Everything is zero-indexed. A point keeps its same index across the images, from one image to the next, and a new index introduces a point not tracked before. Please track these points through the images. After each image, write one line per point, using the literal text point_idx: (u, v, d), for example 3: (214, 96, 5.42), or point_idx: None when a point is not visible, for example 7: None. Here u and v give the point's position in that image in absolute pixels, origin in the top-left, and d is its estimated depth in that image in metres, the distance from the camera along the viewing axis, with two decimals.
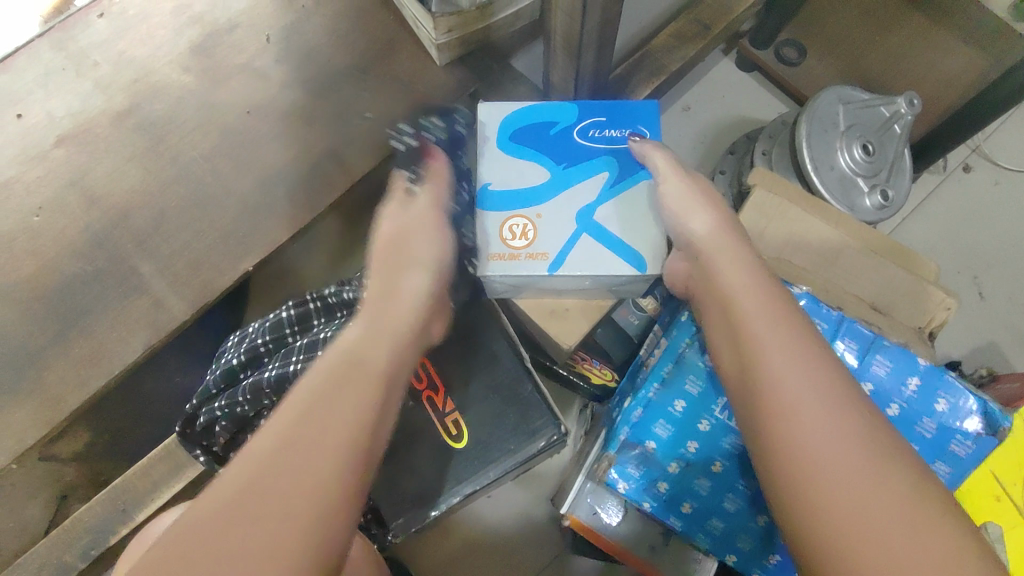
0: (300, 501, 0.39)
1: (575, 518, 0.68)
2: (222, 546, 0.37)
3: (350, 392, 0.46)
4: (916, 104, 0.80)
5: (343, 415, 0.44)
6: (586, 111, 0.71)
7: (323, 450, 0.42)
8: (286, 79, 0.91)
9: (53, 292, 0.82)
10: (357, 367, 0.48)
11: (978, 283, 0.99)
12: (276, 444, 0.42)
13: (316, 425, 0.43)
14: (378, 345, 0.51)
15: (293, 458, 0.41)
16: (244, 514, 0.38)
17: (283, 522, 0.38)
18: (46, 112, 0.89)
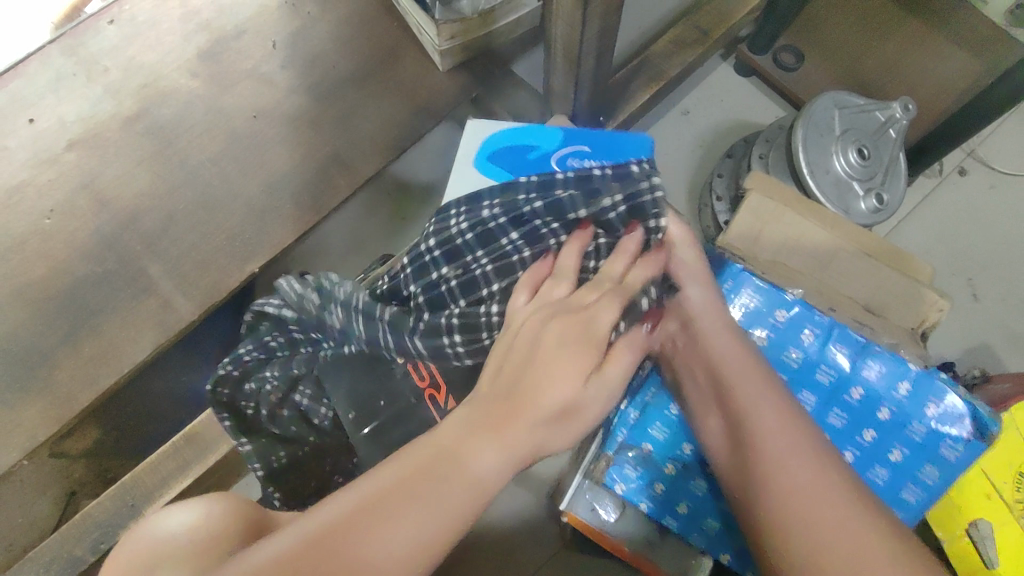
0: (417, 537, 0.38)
1: (573, 515, 0.68)
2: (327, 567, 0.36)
3: (414, 509, 0.38)
4: (912, 109, 0.84)
5: (449, 500, 0.39)
6: (570, 139, 0.71)
7: (417, 531, 0.38)
8: (292, 84, 0.93)
9: (64, 292, 0.84)
10: (449, 478, 0.40)
11: (972, 285, 1.00)
12: (392, 490, 0.39)
13: (350, 553, 0.37)
14: (489, 441, 0.41)
15: (389, 525, 0.38)
16: (368, 526, 0.38)
17: (400, 562, 0.37)
18: (57, 117, 0.91)
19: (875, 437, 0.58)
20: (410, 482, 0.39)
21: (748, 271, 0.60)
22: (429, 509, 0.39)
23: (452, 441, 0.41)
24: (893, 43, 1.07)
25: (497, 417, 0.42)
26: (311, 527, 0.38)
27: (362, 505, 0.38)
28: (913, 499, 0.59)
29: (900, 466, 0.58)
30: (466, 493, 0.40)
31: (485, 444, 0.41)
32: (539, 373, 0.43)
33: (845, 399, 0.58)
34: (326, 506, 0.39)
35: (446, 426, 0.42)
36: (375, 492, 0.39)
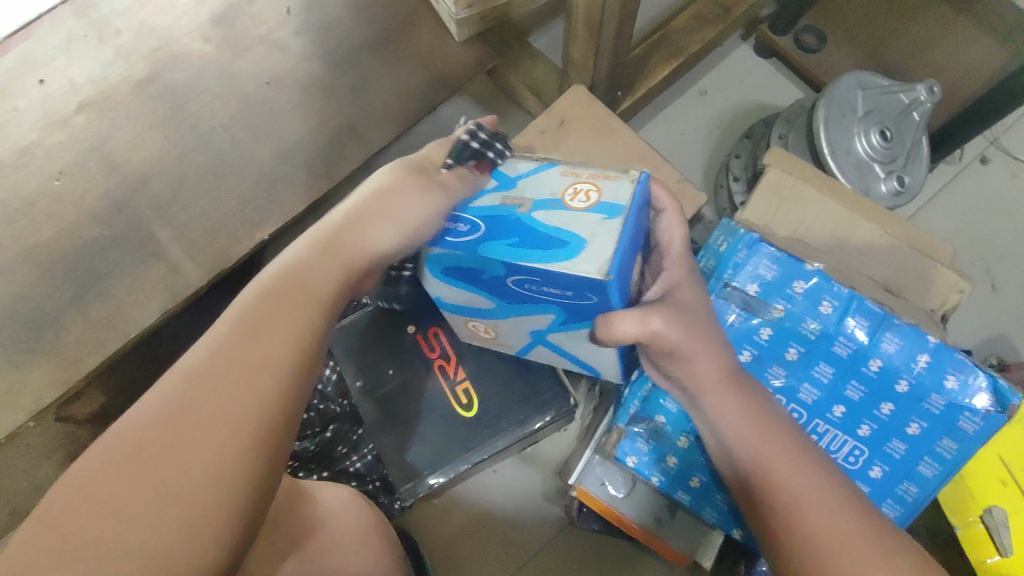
0: (212, 465, 0.37)
1: (582, 488, 0.68)
2: (111, 507, 0.35)
3: (273, 332, 0.43)
4: (938, 92, 0.81)
5: (262, 352, 0.42)
6: (510, 268, 0.46)
7: (237, 407, 0.39)
8: (305, 51, 0.92)
9: (73, 256, 0.84)
10: (285, 323, 0.43)
11: (991, 275, 0.99)
12: (194, 385, 0.39)
13: (165, 468, 0.37)
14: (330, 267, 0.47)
15: (195, 438, 0.37)
16: (144, 472, 0.36)
17: (199, 488, 0.37)
18: (68, 78, 0.90)
19: (892, 411, 0.57)
20: (237, 347, 0.41)
21: (765, 243, 0.59)
22: (268, 369, 0.41)
23: (286, 292, 0.45)
24: (918, 26, 1.05)
25: (337, 253, 0.48)
26: (162, 400, 0.39)
27: (216, 364, 0.40)
28: (930, 474, 0.57)
29: (917, 440, 0.57)
30: (297, 333, 0.44)
31: (329, 269, 0.47)
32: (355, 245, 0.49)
33: (863, 371, 0.57)
34: (151, 401, 0.39)
35: (251, 293, 0.45)
36: (223, 343, 0.41)
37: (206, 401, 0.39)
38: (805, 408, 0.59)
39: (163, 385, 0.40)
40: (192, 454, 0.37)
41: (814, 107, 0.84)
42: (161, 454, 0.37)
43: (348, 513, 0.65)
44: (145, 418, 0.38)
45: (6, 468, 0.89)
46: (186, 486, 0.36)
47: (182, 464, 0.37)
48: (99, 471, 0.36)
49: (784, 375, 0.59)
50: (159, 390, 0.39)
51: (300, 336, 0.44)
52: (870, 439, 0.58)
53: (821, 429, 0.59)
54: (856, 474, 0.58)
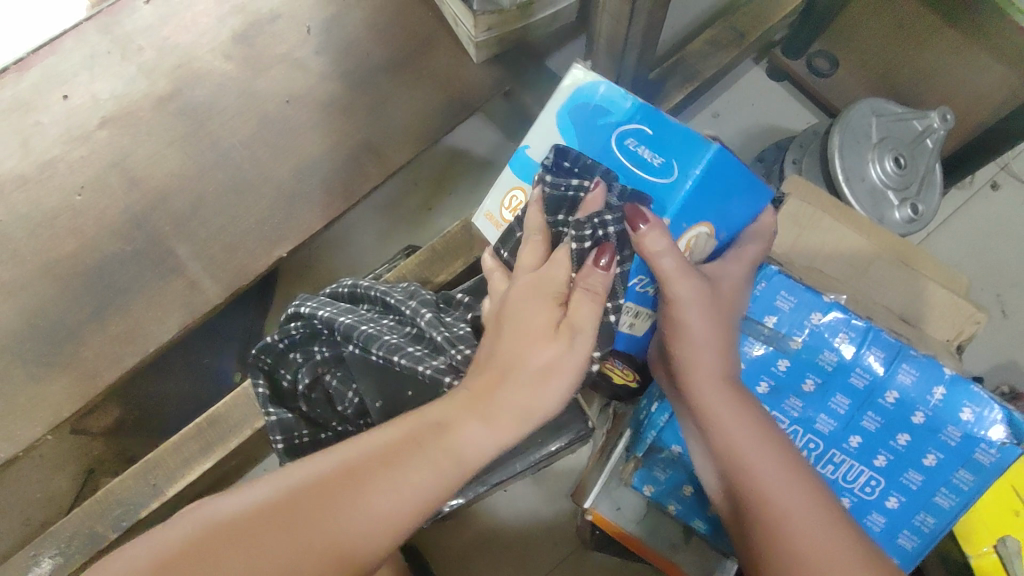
0: (327, 542, 0.41)
1: (597, 513, 0.68)
2: (230, 546, 0.40)
3: (423, 464, 0.44)
4: (951, 119, 0.83)
5: (420, 481, 0.43)
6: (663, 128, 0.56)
7: (377, 509, 0.42)
8: (325, 70, 0.93)
9: (93, 270, 0.84)
10: (437, 450, 0.44)
11: (1001, 301, 0.99)
12: (349, 482, 0.42)
13: (299, 533, 0.41)
14: (485, 426, 0.45)
15: (327, 513, 0.41)
16: (270, 532, 0.41)
17: (303, 560, 0.41)
18: (91, 94, 0.92)
19: (908, 442, 0.57)
20: (397, 449, 0.44)
21: (782, 274, 0.60)
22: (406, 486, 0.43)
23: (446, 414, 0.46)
24: (930, 52, 1.00)
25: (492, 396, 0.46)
26: (316, 472, 0.43)
27: (367, 464, 0.43)
28: (948, 504, 0.58)
29: (934, 472, 0.57)
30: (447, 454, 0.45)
31: (481, 423, 0.45)
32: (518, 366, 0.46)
33: (879, 403, 0.57)
34: (314, 468, 0.43)
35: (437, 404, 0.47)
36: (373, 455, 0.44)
37: (331, 480, 0.42)
38: (822, 438, 0.59)
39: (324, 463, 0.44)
40: (312, 539, 0.41)
41: (829, 134, 0.85)
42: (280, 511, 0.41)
43: None
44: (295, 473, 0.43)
45: (20, 480, 0.90)
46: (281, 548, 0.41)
47: (304, 543, 0.41)
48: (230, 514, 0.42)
49: (801, 407, 0.59)
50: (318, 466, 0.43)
51: (447, 465, 0.44)
52: (887, 469, 0.58)
53: (838, 458, 0.59)
54: (872, 503, 0.59)
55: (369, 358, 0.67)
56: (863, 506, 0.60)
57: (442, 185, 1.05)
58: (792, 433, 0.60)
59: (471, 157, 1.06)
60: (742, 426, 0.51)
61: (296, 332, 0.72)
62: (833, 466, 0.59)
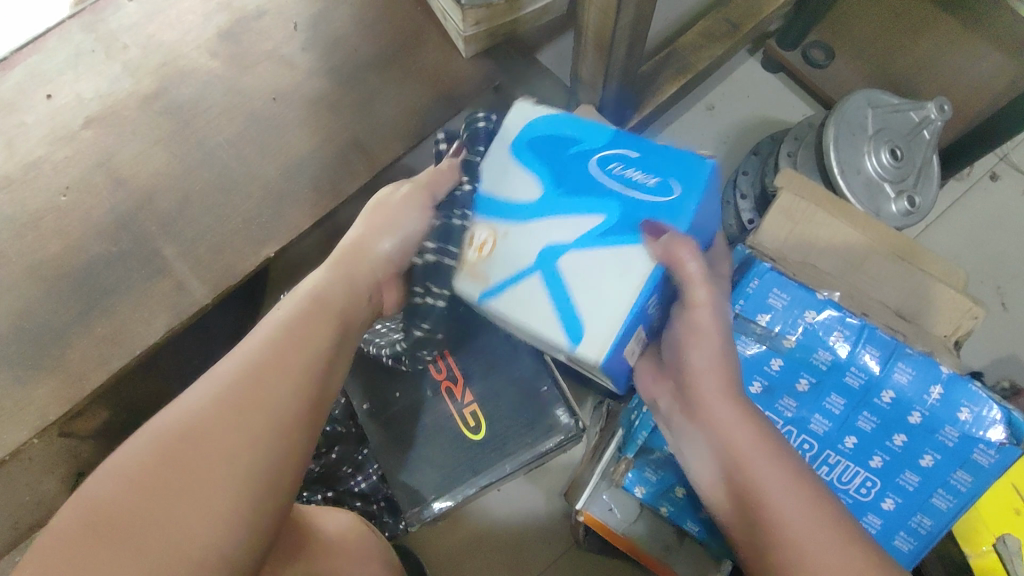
0: (241, 459, 0.45)
1: (589, 513, 0.68)
2: (144, 499, 0.43)
3: (293, 360, 0.51)
4: (948, 110, 0.81)
5: (298, 368, 0.51)
6: (622, 141, 0.61)
7: (272, 410, 0.48)
8: (312, 67, 0.92)
9: (79, 271, 0.83)
10: (299, 351, 0.52)
11: (1001, 294, 0.98)
12: (230, 391, 0.48)
13: (204, 455, 0.45)
14: (322, 326, 0.55)
15: (227, 430, 0.46)
16: (180, 469, 0.44)
17: (231, 470, 0.45)
18: (75, 93, 0.90)
19: (905, 442, 0.56)
20: (265, 358, 0.50)
21: (775, 272, 0.58)
22: (282, 380, 0.50)
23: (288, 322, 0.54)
24: (928, 41, 1.01)
25: (324, 312, 0.56)
26: (196, 404, 0.47)
27: (241, 377, 0.48)
28: (945, 506, 0.57)
29: (931, 472, 0.56)
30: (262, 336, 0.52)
31: (324, 325, 0.55)
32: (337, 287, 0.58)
33: (875, 403, 0.56)
34: (183, 402, 0.47)
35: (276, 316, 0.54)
36: (239, 368, 0.49)
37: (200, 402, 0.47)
38: (817, 439, 0.58)
39: (195, 396, 0.48)
40: (220, 445, 0.45)
41: (825, 127, 0.84)
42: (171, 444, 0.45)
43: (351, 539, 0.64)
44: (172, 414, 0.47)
45: (8, 483, 0.89)
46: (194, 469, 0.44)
47: (206, 461, 0.44)
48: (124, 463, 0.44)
49: (795, 407, 0.58)
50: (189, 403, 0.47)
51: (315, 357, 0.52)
52: (883, 470, 0.57)
53: (833, 459, 0.58)
54: (869, 505, 0.58)
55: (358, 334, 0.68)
56: (859, 508, 0.58)
57: None
58: (786, 433, 0.59)
59: None
60: (747, 438, 0.50)
61: None
62: (828, 467, 0.59)
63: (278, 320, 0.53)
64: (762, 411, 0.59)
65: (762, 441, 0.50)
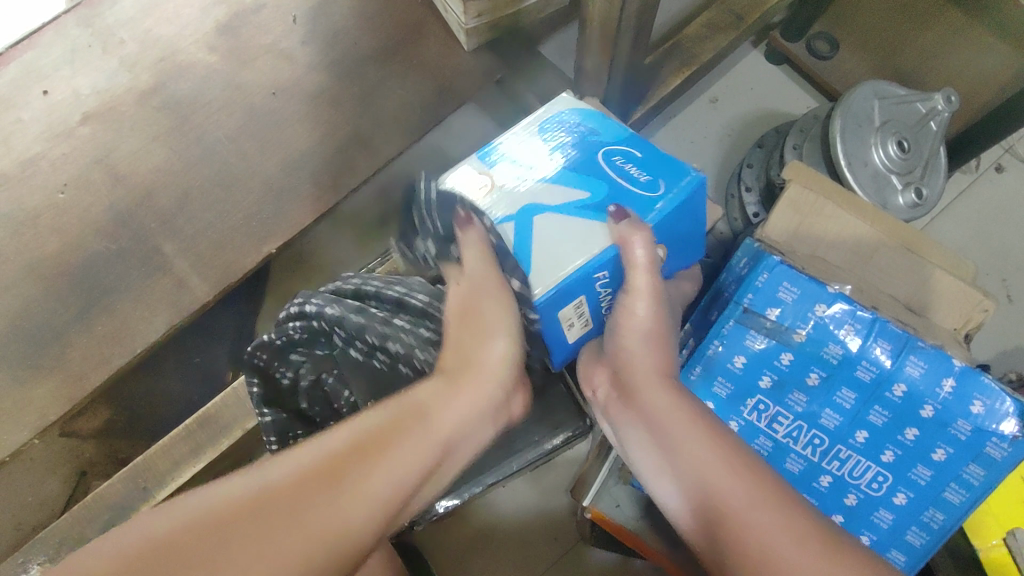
0: (325, 540, 0.40)
1: (597, 511, 0.67)
2: (219, 543, 0.39)
3: (407, 447, 0.46)
4: (955, 101, 0.80)
5: (402, 459, 0.45)
6: (632, 141, 0.58)
7: (376, 491, 0.43)
8: (312, 61, 0.91)
9: (78, 270, 0.82)
10: (416, 428, 0.47)
11: (1007, 287, 0.97)
12: (346, 457, 0.44)
13: (295, 519, 0.40)
14: (467, 398, 0.50)
15: (323, 505, 0.41)
16: (265, 525, 0.40)
17: (307, 537, 0.40)
18: (72, 89, 0.89)
19: (917, 436, 0.56)
20: (382, 433, 0.46)
21: (785, 265, 0.57)
22: (384, 467, 0.44)
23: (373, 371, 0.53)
24: (932, 34, 0.98)
25: (466, 383, 0.51)
26: (311, 455, 0.43)
27: (351, 449, 0.44)
28: (957, 500, 0.56)
29: (943, 466, 0.56)
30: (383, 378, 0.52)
31: (457, 399, 0.50)
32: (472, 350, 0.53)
33: (887, 397, 0.56)
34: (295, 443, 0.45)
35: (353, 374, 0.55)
36: (362, 434, 0.45)
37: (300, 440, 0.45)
38: (827, 433, 0.58)
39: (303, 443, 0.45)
40: (304, 518, 0.40)
41: (831, 118, 0.83)
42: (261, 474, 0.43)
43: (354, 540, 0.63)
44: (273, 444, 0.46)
45: (9, 483, 0.89)
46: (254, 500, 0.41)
47: (304, 528, 0.40)
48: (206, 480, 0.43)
49: (805, 402, 0.58)
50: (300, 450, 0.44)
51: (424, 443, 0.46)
52: (894, 465, 0.57)
53: (844, 454, 0.58)
54: (880, 499, 0.58)
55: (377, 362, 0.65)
56: (869, 503, 0.58)
57: None
58: (797, 428, 0.59)
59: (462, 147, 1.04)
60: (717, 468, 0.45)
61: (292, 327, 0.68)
62: (839, 462, 0.58)
63: (417, 395, 0.49)
64: (772, 406, 0.59)
65: (739, 467, 0.44)
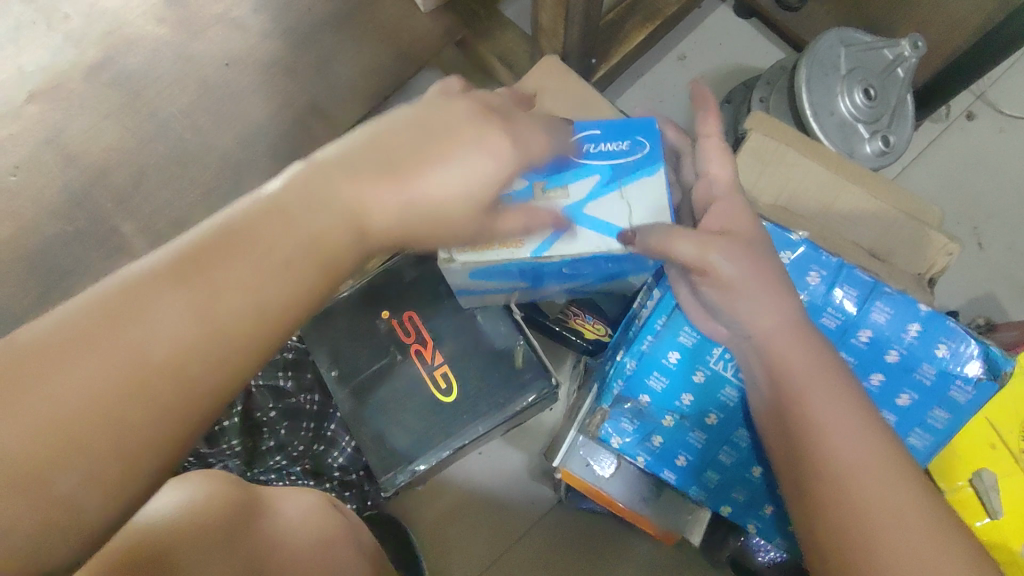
0: (116, 399, 0.34)
1: (568, 471, 0.66)
2: (89, 350, 0.34)
3: (237, 263, 0.38)
4: (921, 47, 0.77)
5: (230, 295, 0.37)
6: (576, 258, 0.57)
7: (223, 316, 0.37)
8: (265, 29, 0.88)
9: (34, 254, 0.80)
10: (269, 236, 0.39)
11: (978, 235, 0.97)
12: (248, 312, 0.38)
13: (122, 342, 0.35)
14: (320, 200, 0.40)
15: (149, 342, 0.35)
16: (117, 338, 0.35)
17: (131, 406, 0.34)
18: (17, 67, 0.86)
19: (882, 381, 0.56)
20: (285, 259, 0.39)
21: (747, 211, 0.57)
22: (224, 285, 0.37)
23: (284, 199, 0.40)
24: None
25: (328, 190, 0.41)
26: (228, 293, 0.37)
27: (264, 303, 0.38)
28: (922, 443, 0.58)
29: (907, 411, 0.56)
30: (297, 244, 0.39)
31: (328, 210, 0.40)
32: (374, 198, 0.41)
33: (852, 342, 0.56)
34: (159, 309, 0.36)
35: (271, 189, 0.41)
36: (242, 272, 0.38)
37: (179, 298, 0.36)
38: None
39: (155, 332, 0.35)
40: (134, 351, 0.35)
41: (797, 69, 0.82)
42: (123, 366, 0.34)
43: (306, 526, 0.58)
44: (164, 268, 0.37)
45: None
46: (82, 410, 0.33)
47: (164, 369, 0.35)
48: (85, 317, 0.35)
49: None
50: (167, 332, 0.35)
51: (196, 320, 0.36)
52: None
53: None
54: None
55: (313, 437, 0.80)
56: None
57: None
58: None
59: None
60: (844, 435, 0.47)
61: (276, 458, 0.78)
62: None
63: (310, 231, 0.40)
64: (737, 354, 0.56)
65: (868, 429, 0.47)
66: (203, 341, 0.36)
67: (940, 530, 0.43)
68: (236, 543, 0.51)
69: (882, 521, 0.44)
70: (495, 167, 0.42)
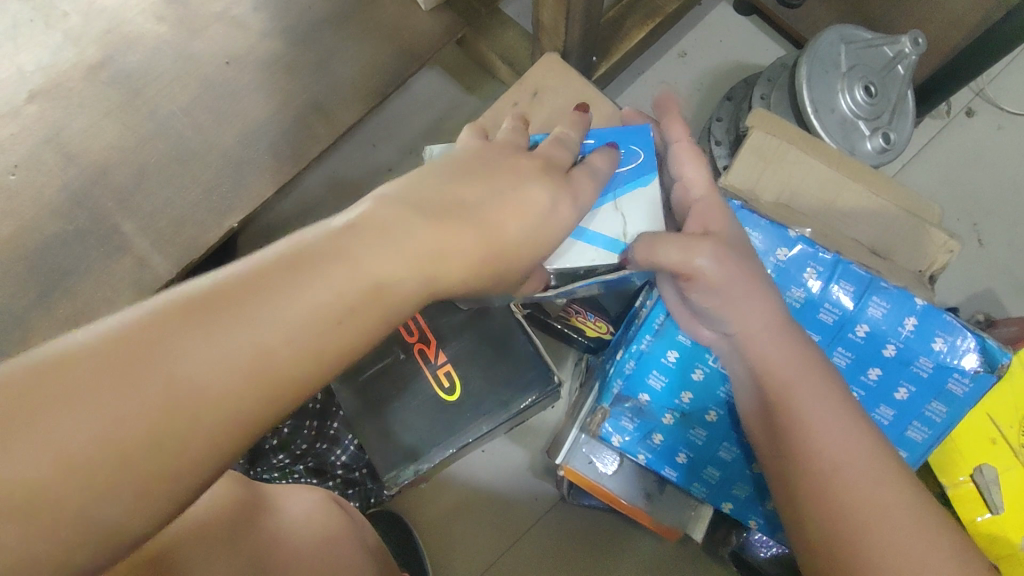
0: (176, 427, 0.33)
1: (570, 468, 0.67)
2: (152, 374, 0.33)
3: (304, 298, 0.37)
4: (921, 43, 0.77)
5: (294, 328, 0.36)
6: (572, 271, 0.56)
7: (277, 355, 0.35)
8: (265, 28, 0.88)
9: (34, 254, 0.80)
10: (343, 275, 0.38)
11: (977, 231, 0.97)
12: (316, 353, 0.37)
13: (184, 369, 0.33)
14: (391, 240, 0.40)
15: (211, 372, 0.34)
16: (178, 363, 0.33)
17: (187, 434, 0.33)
18: (16, 66, 0.86)
19: (880, 376, 0.56)
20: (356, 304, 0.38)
21: (745, 209, 0.57)
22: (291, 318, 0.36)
23: (355, 234, 0.40)
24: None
25: (400, 227, 0.40)
26: (293, 328, 0.36)
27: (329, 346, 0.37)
28: (920, 438, 0.58)
29: (905, 405, 0.57)
30: (366, 280, 0.39)
31: (399, 249, 0.40)
32: (447, 246, 0.42)
33: (850, 338, 0.56)
34: (224, 334, 0.34)
35: (345, 225, 0.40)
36: (312, 311, 0.37)
37: (244, 328, 0.35)
38: None
39: (218, 360, 0.34)
40: (193, 379, 0.33)
41: (797, 66, 0.82)
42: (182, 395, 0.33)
43: (306, 525, 0.58)
44: (227, 297, 0.35)
45: None
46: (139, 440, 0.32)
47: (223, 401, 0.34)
48: (144, 335, 0.33)
49: None
50: (231, 361, 0.34)
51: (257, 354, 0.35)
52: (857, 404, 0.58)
53: None
54: None
55: (315, 435, 0.80)
56: None
57: (400, 143, 1.01)
58: None
59: (427, 111, 1.02)
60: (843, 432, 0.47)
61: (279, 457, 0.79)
62: None
63: (381, 274, 0.39)
64: None
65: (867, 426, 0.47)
66: (266, 376, 0.35)
67: (939, 526, 0.44)
68: (239, 542, 0.51)
69: (881, 517, 0.44)
70: (554, 221, 0.46)
